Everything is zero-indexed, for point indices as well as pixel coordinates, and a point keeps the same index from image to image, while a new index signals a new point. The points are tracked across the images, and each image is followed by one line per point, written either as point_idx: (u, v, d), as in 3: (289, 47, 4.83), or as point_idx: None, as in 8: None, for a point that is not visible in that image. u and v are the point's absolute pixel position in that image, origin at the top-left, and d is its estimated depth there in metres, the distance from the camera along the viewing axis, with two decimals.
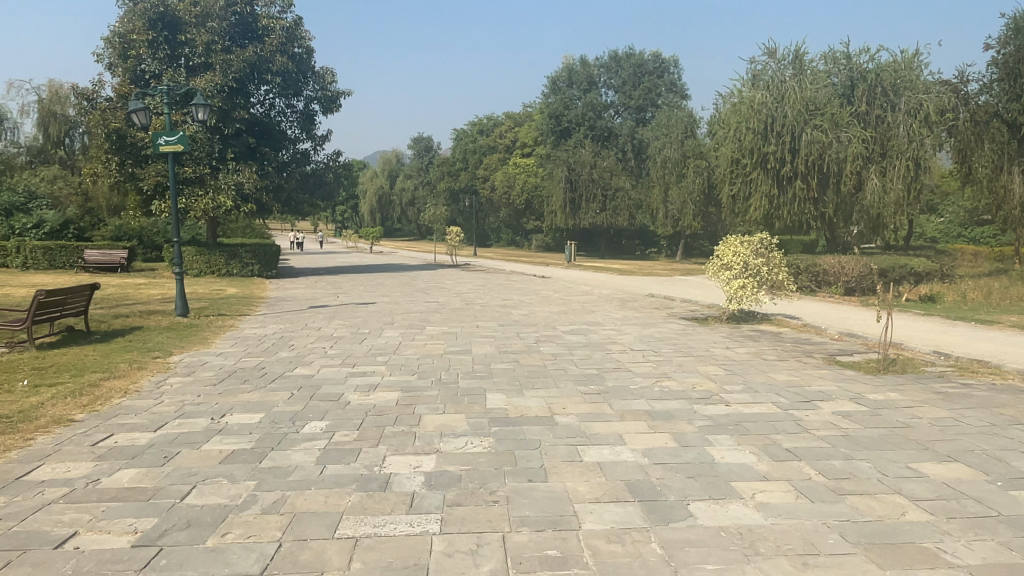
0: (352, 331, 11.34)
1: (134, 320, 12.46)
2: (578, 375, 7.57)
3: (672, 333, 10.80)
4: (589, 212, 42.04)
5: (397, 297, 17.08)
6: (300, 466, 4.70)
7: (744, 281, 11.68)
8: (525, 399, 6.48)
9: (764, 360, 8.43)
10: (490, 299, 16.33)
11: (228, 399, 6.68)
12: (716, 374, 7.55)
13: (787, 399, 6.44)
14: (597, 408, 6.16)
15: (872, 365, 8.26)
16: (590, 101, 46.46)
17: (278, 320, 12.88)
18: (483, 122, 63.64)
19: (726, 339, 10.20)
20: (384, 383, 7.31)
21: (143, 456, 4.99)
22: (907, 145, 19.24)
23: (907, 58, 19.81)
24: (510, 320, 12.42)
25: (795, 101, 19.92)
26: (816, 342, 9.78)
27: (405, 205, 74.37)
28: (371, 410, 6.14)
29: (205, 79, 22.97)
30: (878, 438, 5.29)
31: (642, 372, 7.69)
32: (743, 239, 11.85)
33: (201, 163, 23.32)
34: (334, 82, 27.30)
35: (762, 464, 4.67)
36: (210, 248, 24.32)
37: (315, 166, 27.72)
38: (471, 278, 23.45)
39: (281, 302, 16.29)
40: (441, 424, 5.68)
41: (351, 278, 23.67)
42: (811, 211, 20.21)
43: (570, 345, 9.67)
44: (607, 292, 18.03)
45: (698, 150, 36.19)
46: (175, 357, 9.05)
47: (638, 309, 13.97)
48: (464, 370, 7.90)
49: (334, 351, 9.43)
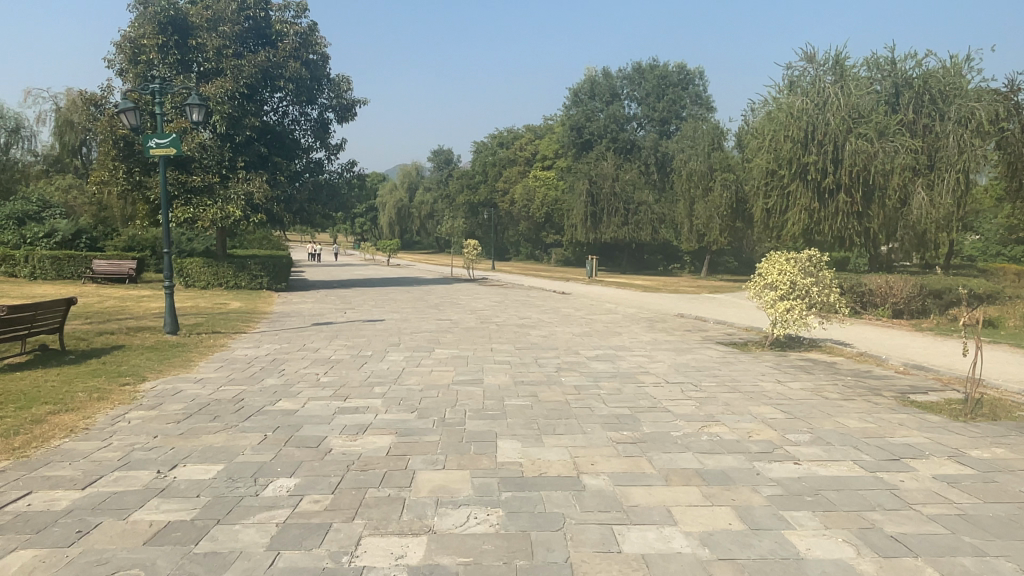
0: (352, 353, 10.23)
1: (119, 338, 11.42)
2: (607, 417, 6.35)
3: (711, 361, 9.55)
4: (610, 226, 40.87)
5: (407, 314, 15.97)
6: (245, 554, 3.53)
7: (790, 302, 10.44)
8: (545, 450, 5.28)
9: (827, 400, 7.16)
10: (506, 318, 15.17)
11: (187, 444, 5.57)
12: (773, 418, 6.31)
13: (870, 456, 5.20)
14: (635, 465, 4.94)
15: (957, 407, 6.94)
16: (612, 112, 45.43)
17: (276, 339, 11.80)
18: (502, 135, 62.94)
19: (775, 370, 8.92)
20: (377, 423, 6.14)
21: (50, 529, 3.86)
22: (957, 157, 17.92)
23: (954, 64, 18.54)
24: (528, 342, 11.22)
25: (838, 108, 18.53)
26: (879, 376, 8.49)
27: (424, 217, 73.63)
28: (355, 464, 4.97)
29: (216, 84, 22.22)
30: (1008, 521, 4.02)
31: (684, 413, 6.48)
32: (789, 257, 10.70)
33: (211, 171, 22.66)
34: (350, 90, 26.47)
35: (866, 563, 3.44)
36: (219, 260, 23.60)
37: (329, 176, 26.81)
38: (487, 294, 22.31)
39: (283, 317, 15.25)
40: (437, 486, 4.50)
41: (362, 293, 22.63)
42: (855, 226, 18.72)
43: (597, 375, 8.45)
44: (632, 310, 16.80)
45: (725, 163, 34.62)
46: (147, 385, 7.94)
47: (668, 332, 12.73)
48: (473, 407, 6.72)
49: (328, 378, 8.31)
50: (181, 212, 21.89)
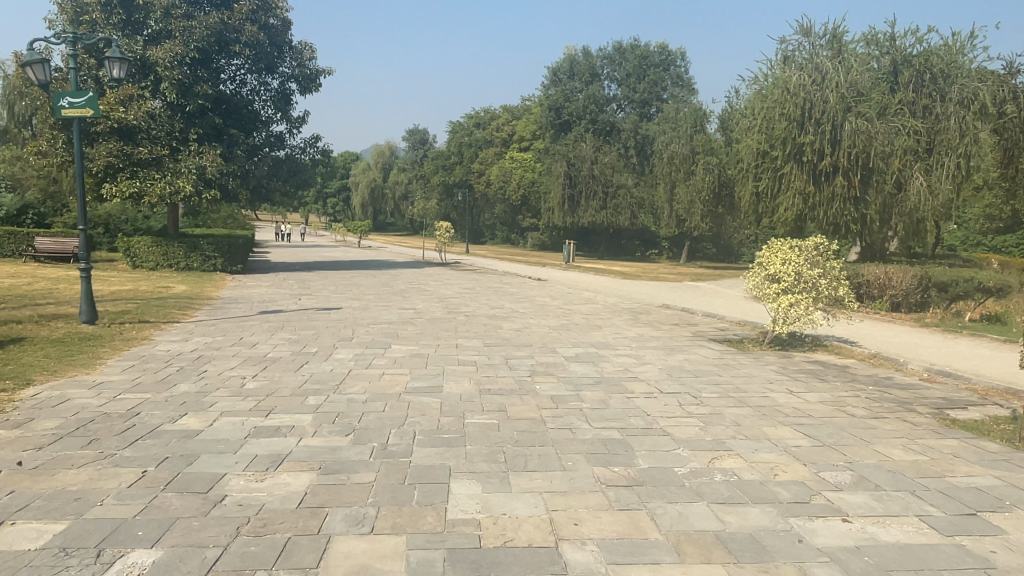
0: (293, 350, 8.80)
1: (25, 328, 9.85)
2: (592, 444, 5.02)
3: (706, 363, 8.31)
4: (588, 210, 39.50)
5: (368, 301, 14.55)
6: None
7: (796, 297, 9.25)
8: (511, 499, 3.96)
9: (854, 419, 5.91)
10: (476, 307, 13.81)
11: (32, 486, 4.15)
12: (798, 447, 5.04)
13: (939, 512, 3.95)
14: (632, 525, 3.64)
15: (1010, 428, 5.76)
16: (591, 93, 43.89)
17: (210, 331, 10.28)
18: (479, 115, 61.13)
19: (782, 376, 7.66)
20: (297, 453, 4.74)
21: None
22: (958, 140, 16.97)
23: (956, 42, 17.48)
24: (498, 338, 9.87)
25: (837, 85, 17.28)
26: (903, 385, 7.30)
27: (398, 199, 71.68)
28: (250, 526, 3.59)
29: (164, 48, 20.47)
30: None
31: (688, 439, 5.18)
32: (792, 245, 9.53)
33: (160, 143, 20.93)
34: (314, 58, 24.62)
35: None
36: (169, 239, 21.90)
37: (290, 151, 24.98)
38: (458, 279, 20.91)
39: (228, 304, 13.72)
40: (356, 568, 3.15)
41: (323, 276, 21.11)
42: (852, 213, 17.41)
43: (577, 382, 7.12)
44: (613, 300, 15.56)
45: (708, 145, 33.34)
46: (28, 392, 6.45)
47: (655, 326, 11.46)
48: (425, 428, 5.36)
49: (255, 384, 6.89)
50: (126, 186, 20.10)
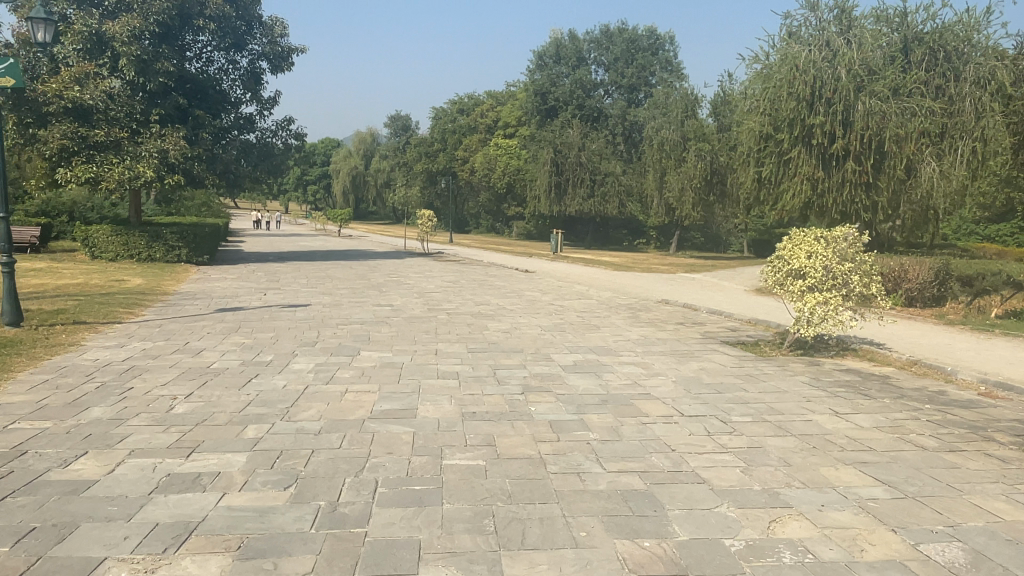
0: (243, 359, 7.52)
1: None
2: (608, 500, 3.81)
3: (726, 374, 7.13)
4: (575, 198, 38.31)
5: (340, 297, 13.26)
6: None
7: (826, 293, 8.14)
8: None
9: (927, 453, 4.76)
10: (458, 303, 12.56)
11: None
12: (876, 501, 3.88)
13: None
14: None
15: None
16: (578, 77, 42.57)
17: (153, 334, 8.96)
18: (462, 101, 59.57)
19: (818, 391, 6.51)
20: (212, 521, 3.49)
21: None
22: (974, 124, 15.94)
23: (970, 17, 16.37)
24: (483, 342, 8.64)
25: (850, 62, 16.13)
26: (963, 403, 6.18)
27: (381, 186, 70.10)
28: None
29: (121, 21, 18.94)
30: None
31: (730, 489, 4.00)
32: (818, 236, 8.38)
33: (119, 125, 19.41)
34: (285, 34, 23.03)
35: None
36: (130, 229, 20.39)
37: (261, 134, 23.44)
38: (440, 271, 19.65)
39: (185, 300, 12.38)
40: None
41: (294, 268, 19.73)
42: (863, 200, 16.42)
43: (579, 401, 5.94)
44: (607, 294, 14.39)
45: (699, 132, 32.24)
46: None
47: (658, 326, 10.29)
48: (390, 475, 4.12)
49: (186, 407, 5.60)
50: (80, 170, 18.50)
